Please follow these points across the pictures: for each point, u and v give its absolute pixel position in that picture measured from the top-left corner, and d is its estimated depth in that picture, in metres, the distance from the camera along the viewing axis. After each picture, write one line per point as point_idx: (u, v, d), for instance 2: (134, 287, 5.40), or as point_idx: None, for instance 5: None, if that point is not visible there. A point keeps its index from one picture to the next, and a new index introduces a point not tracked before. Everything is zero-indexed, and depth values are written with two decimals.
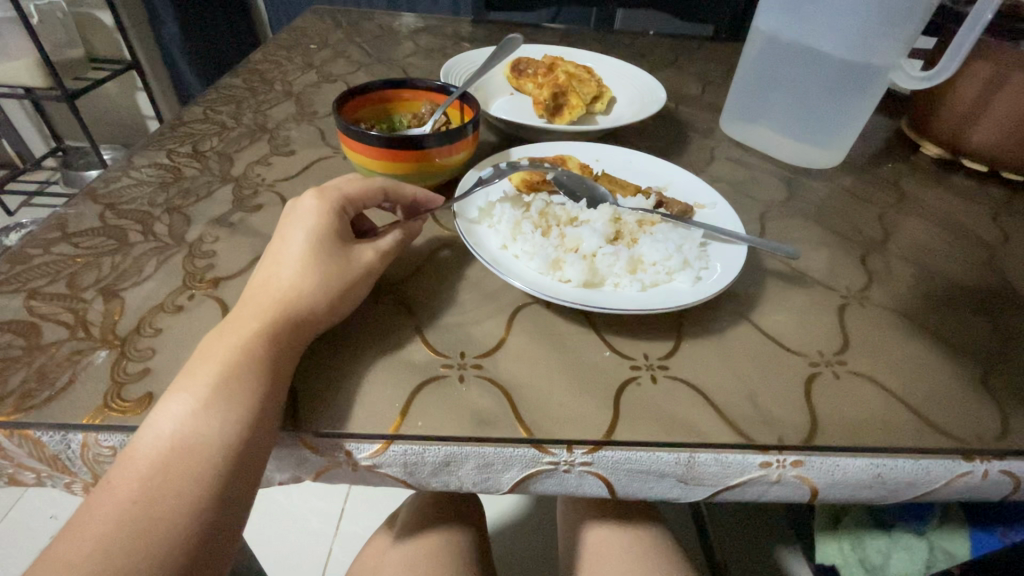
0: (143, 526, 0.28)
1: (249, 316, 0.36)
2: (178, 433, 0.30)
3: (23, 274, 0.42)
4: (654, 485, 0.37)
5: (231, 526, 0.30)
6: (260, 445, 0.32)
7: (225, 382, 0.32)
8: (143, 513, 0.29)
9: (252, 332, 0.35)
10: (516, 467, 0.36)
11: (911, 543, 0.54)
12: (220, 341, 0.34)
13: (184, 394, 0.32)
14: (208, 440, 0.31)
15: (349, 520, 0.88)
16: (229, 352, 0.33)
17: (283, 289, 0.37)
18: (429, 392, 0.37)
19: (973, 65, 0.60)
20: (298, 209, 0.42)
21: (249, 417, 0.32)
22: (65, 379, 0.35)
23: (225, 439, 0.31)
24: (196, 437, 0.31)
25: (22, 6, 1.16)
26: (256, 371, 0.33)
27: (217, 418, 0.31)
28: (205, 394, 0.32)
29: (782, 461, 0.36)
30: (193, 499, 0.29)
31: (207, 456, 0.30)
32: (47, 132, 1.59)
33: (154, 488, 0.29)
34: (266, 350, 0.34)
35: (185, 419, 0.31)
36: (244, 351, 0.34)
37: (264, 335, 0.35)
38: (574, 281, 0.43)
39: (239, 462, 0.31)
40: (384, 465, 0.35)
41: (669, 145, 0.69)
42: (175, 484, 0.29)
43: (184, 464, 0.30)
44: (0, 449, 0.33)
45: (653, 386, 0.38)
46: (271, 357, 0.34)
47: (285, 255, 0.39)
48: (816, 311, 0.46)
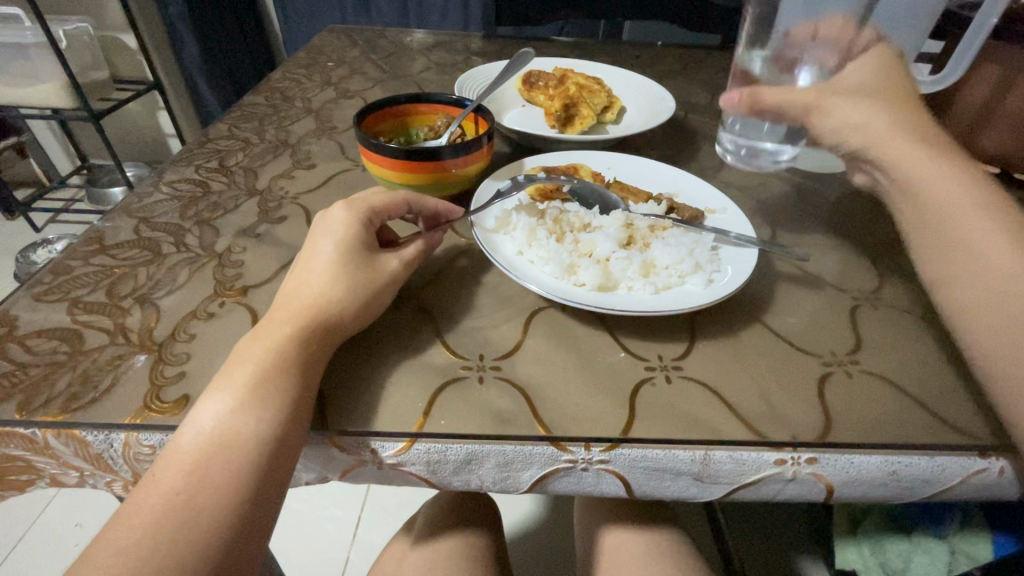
0: (186, 517, 0.30)
1: (282, 321, 0.38)
2: (218, 429, 0.32)
3: (67, 284, 0.45)
4: (670, 483, 0.38)
5: (265, 520, 0.32)
6: (293, 443, 0.33)
7: (262, 378, 0.34)
8: (186, 505, 0.30)
9: (284, 334, 0.36)
10: (536, 466, 0.37)
11: (931, 547, 0.54)
12: (256, 343, 0.36)
13: (223, 392, 0.34)
14: (246, 437, 0.32)
15: (366, 527, 0.89)
16: (264, 354, 0.35)
17: (313, 294, 0.39)
18: (449, 393, 0.38)
19: (981, 68, 0.61)
20: (326, 221, 0.44)
21: (283, 415, 0.33)
22: (107, 382, 0.37)
23: (263, 436, 0.32)
24: (235, 433, 0.32)
25: (52, 33, 1.22)
26: (288, 370, 0.35)
27: (253, 417, 0.33)
28: (242, 393, 0.34)
29: (797, 459, 0.36)
30: (232, 491, 0.31)
31: (245, 452, 0.32)
32: (73, 151, 1.65)
33: (196, 481, 0.31)
34: (298, 350, 0.36)
35: (223, 416, 0.33)
36: (279, 351, 0.35)
37: (296, 336, 0.36)
38: (589, 285, 0.45)
39: (274, 457, 0.32)
40: (408, 463, 0.36)
41: (679, 152, 0.71)
42: (216, 477, 0.31)
43: (224, 458, 0.32)
44: (49, 448, 0.34)
45: (668, 386, 0.39)
46: (304, 356, 0.36)
47: (314, 263, 0.41)
48: (828, 313, 0.47)
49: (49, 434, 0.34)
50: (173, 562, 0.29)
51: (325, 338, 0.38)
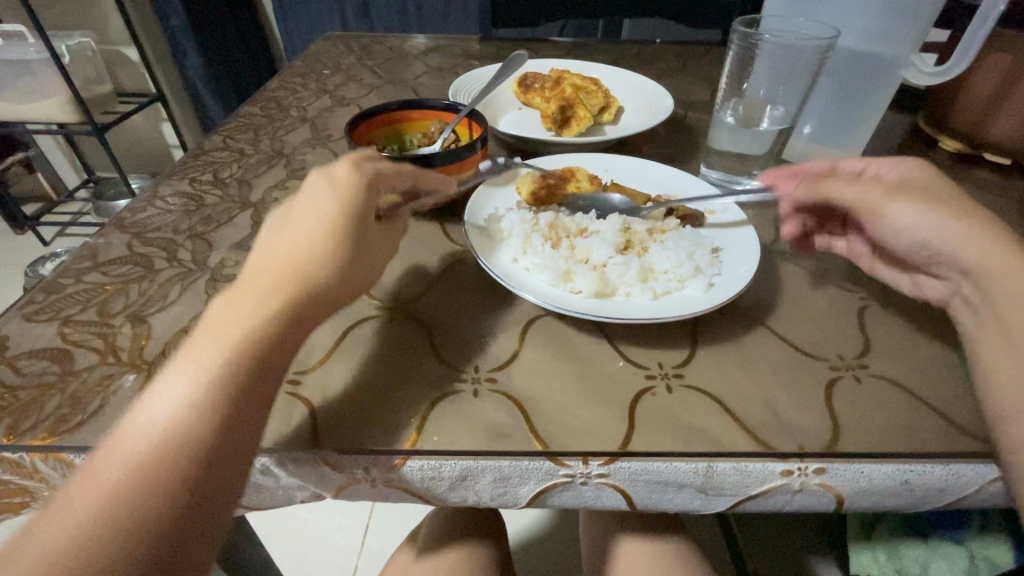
0: (128, 503, 0.28)
1: (251, 296, 0.34)
2: (166, 421, 0.30)
3: (58, 303, 0.44)
4: (673, 495, 0.37)
5: (211, 522, 0.30)
6: (245, 440, 0.31)
7: (219, 368, 0.31)
8: (131, 489, 0.28)
9: (248, 314, 0.33)
10: (533, 481, 0.36)
11: (950, 552, 0.52)
12: (215, 325, 0.33)
13: (177, 379, 0.31)
14: (201, 419, 0.30)
15: (374, 535, 0.89)
16: (236, 327, 0.33)
17: (292, 264, 0.35)
18: (443, 407, 0.37)
19: (990, 57, 0.59)
20: (318, 180, 0.39)
21: (235, 409, 0.31)
22: (96, 404, 0.36)
23: (214, 431, 0.30)
24: (181, 427, 0.30)
25: (55, 49, 1.23)
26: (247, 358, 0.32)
27: (214, 395, 0.31)
28: (206, 371, 0.31)
29: (804, 469, 0.35)
30: (175, 490, 0.29)
31: (192, 448, 0.30)
32: (79, 164, 1.66)
33: (145, 465, 0.29)
34: (263, 334, 0.33)
35: (182, 395, 0.31)
36: (239, 335, 0.33)
37: (260, 317, 0.33)
38: (586, 292, 0.44)
39: (223, 455, 0.30)
40: (403, 481, 0.35)
41: (679, 152, 0.70)
42: (156, 475, 0.29)
43: (170, 453, 0.29)
44: (38, 472, 0.34)
45: (669, 395, 0.38)
46: (267, 342, 0.33)
47: (296, 228, 0.37)
48: (835, 315, 0.46)
49: (37, 458, 0.33)
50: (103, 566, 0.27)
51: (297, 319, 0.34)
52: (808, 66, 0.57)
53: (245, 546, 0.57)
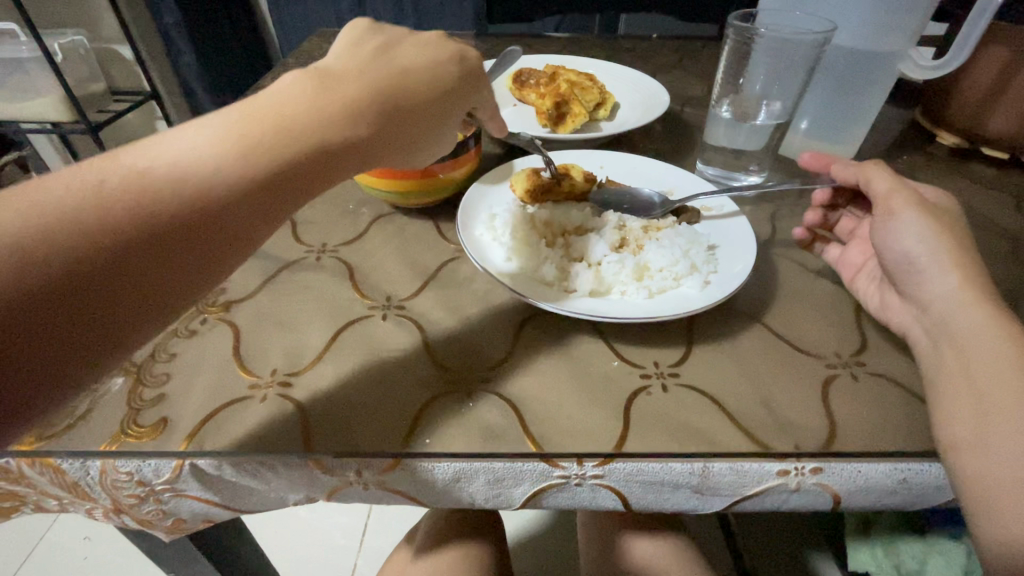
0: (133, 209, 0.26)
1: (289, 108, 0.31)
2: (165, 160, 0.28)
3: None
4: (669, 495, 0.37)
5: (179, 300, 0.27)
6: (207, 251, 0.28)
7: (225, 158, 0.28)
8: (138, 202, 0.26)
9: (274, 123, 0.30)
10: (528, 481, 0.36)
11: (948, 548, 0.52)
12: (238, 120, 0.30)
13: (192, 133, 0.29)
14: (228, 178, 0.28)
15: (373, 533, 0.88)
16: (302, 103, 0.31)
17: (337, 101, 0.32)
18: (437, 409, 0.36)
19: (988, 50, 0.59)
20: (406, 51, 0.37)
21: (211, 209, 0.28)
22: (83, 408, 0.36)
23: (177, 216, 0.27)
24: (153, 195, 0.27)
25: (47, 47, 1.22)
26: (257, 168, 0.29)
27: (254, 160, 0.29)
28: (257, 133, 0.30)
29: (801, 469, 0.35)
30: (103, 260, 0.25)
31: (146, 221, 0.26)
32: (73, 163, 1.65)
33: (163, 184, 0.27)
34: (281, 156, 0.30)
35: (223, 142, 0.29)
36: (261, 140, 0.30)
37: (286, 134, 0.30)
38: (580, 290, 0.43)
39: (173, 253, 0.27)
40: (398, 482, 0.35)
41: (675, 148, 0.69)
42: (89, 229, 0.25)
43: (187, 188, 0.27)
44: (25, 478, 0.34)
45: (664, 395, 0.38)
46: (285, 167, 0.30)
47: (353, 74, 0.34)
48: (832, 313, 0.45)
49: (24, 463, 0.33)
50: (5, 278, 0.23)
51: (315, 165, 0.31)
52: (804, 62, 0.57)
53: (240, 547, 0.56)
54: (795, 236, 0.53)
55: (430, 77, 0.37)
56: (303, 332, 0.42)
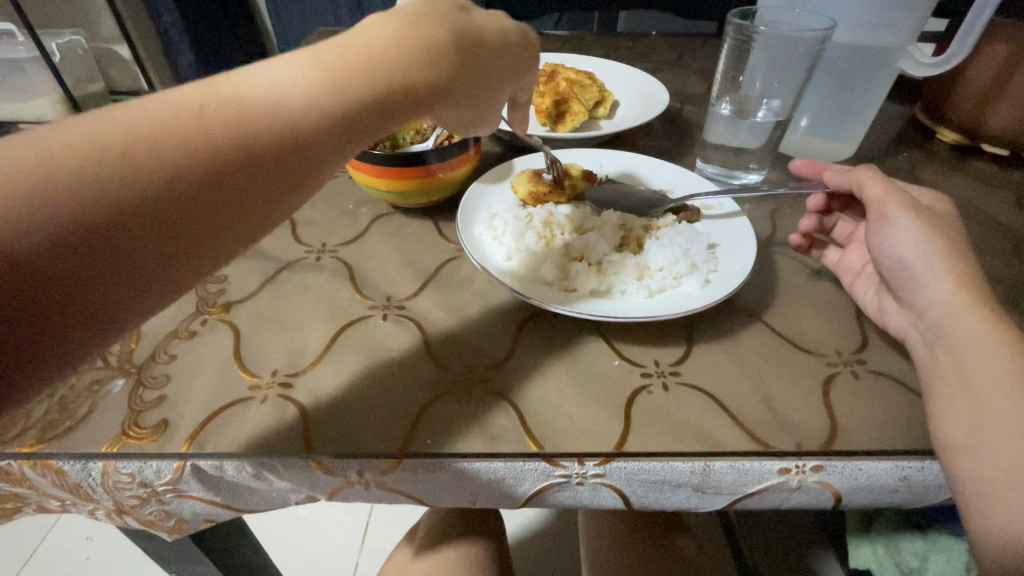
0: (201, 149, 0.23)
1: (371, 45, 0.28)
2: (243, 93, 0.25)
3: None
4: (670, 494, 0.37)
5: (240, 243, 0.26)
6: (280, 188, 0.26)
7: (308, 90, 0.26)
8: (204, 140, 0.23)
9: (359, 58, 0.27)
10: (529, 481, 0.35)
11: (949, 545, 0.52)
12: (318, 53, 0.27)
13: (275, 61, 0.26)
14: (302, 121, 0.26)
15: (374, 533, 0.89)
16: (376, 42, 0.28)
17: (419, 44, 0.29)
18: (437, 409, 0.36)
19: (989, 47, 0.59)
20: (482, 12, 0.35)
21: (291, 147, 0.25)
22: (84, 409, 0.36)
23: (257, 152, 0.25)
24: (237, 123, 0.24)
25: (46, 48, 1.22)
26: (333, 107, 0.26)
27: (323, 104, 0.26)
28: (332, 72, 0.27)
29: (802, 467, 0.35)
30: (183, 189, 0.23)
31: (229, 152, 0.24)
32: None
33: (235, 124, 0.24)
34: (362, 93, 0.27)
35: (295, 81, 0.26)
36: (343, 73, 0.27)
37: (372, 71, 0.28)
38: (581, 289, 0.43)
39: (254, 187, 0.25)
40: (400, 482, 0.35)
41: (675, 146, 0.69)
42: (173, 156, 0.23)
43: (260, 132, 0.25)
44: (27, 479, 0.34)
45: (664, 394, 0.38)
46: (365, 99, 0.27)
47: (428, 20, 0.31)
48: (832, 311, 0.45)
49: (25, 464, 0.33)
50: (90, 196, 0.21)
51: (389, 109, 0.28)
52: (803, 59, 0.57)
53: (241, 547, 0.57)
54: (794, 242, 0.52)
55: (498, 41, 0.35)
56: (304, 332, 0.42)
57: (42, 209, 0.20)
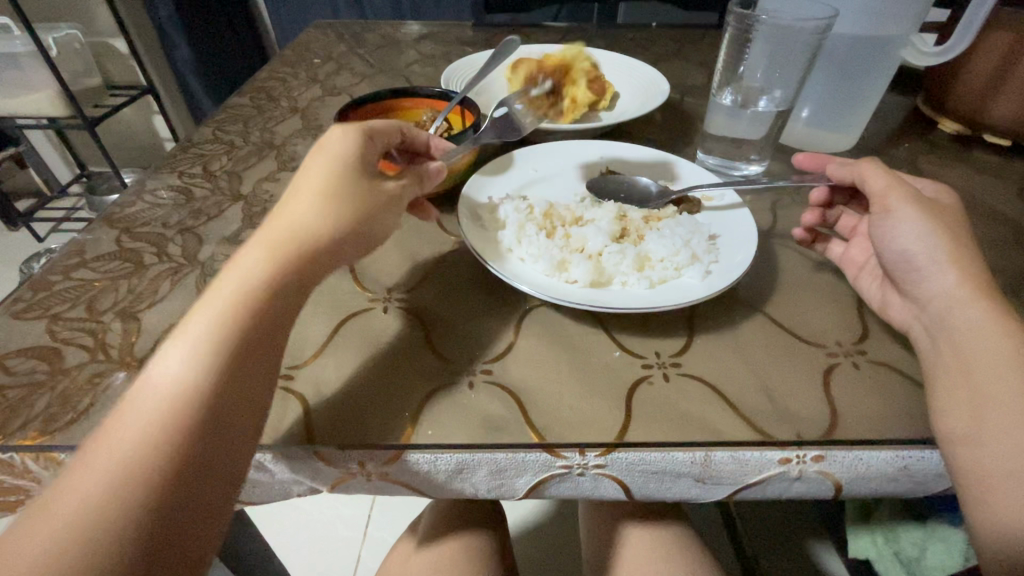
0: (178, 403, 0.29)
1: (270, 241, 0.35)
2: (172, 381, 0.29)
3: (46, 300, 0.44)
4: (671, 484, 0.37)
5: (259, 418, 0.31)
6: (265, 383, 0.32)
7: (224, 319, 0.32)
8: (181, 396, 0.29)
9: (265, 259, 0.34)
10: (530, 472, 0.36)
11: (948, 535, 0.52)
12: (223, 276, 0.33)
13: (174, 347, 0.31)
14: (237, 329, 0.32)
15: (376, 525, 0.89)
16: (273, 242, 0.35)
17: (315, 206, 0.37)
18: (439, 400, 0.37)
19: (989, 36, 0.58)
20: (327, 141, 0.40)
21: (253, 343, 0.32)
22: (86, 402, 0.36)
23: (231, 383, 0.30)
24: (194, 383, 0.29)
25: (42, 41, 1.21)
26: (256, 301, 0.33)
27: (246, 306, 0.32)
28: (238, 292, 0.33)
29: (802, 457, 0.35)
30: (194, 441, 0.28)
31: (208, 398, 0.29)
32: (71, 159, 1.64)
33: (189, 372, 0.30)
34: (287, 272, 0.34)
35: (204, 327, 0.31)
36: (259, 273, 0.33)
37: (283, 253, 0.34)
38: (581, 281, 0.43)
39: (243, 402, 0.31)
40: (401, 473, 0.35)
41: (676, 138, 0.69)
42: (167, 430, 0.28)
43: (212, 363, 0.30)
44: (28, 473, 0.33)
45: (665, 384, 0.38)
46: (275, 286, 0.34)
47: (309, 181, 0.38)
48: (834, 302, 0.45)
49: (27, 457, 0.33)
50: (144, 475, 0.27)
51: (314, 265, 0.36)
52: (805, 49, 0.56)
53: (243, 540, 0.57)
54: (797, 237, 0.51)
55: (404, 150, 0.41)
56: (305, 325, 0.42)
57: (118, 508, 0.26)
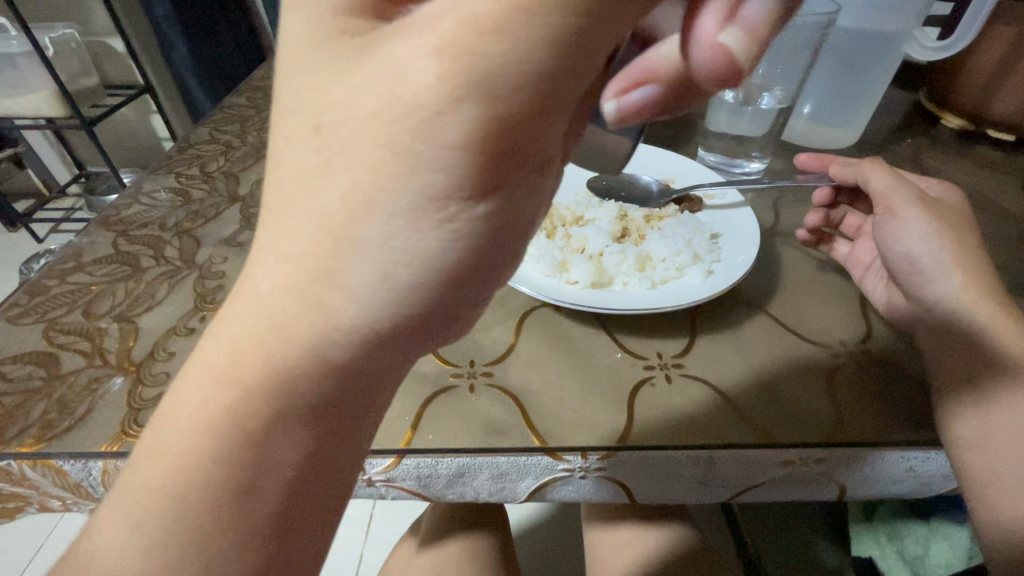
0: (186, 518, 0.24)
1: (262, 334, 0.23)
2: (164, 483, 0.24)
3: (43, 305, 0.43)
4: (675, 488, 0.36)
5: (309, 512, 0.26)
6: (317, 487, 0.26)
7: (214, 443, 0.24)
8: (187, 511, 0.24)
9: (263, 363, 0.23)
10: (531, 476, 0.35)
11: (952, 533, 0.52)
12: (204, 368, 0.25)
13: (165, 436, 0.25)
14: (236, 432, 0.24)
15: (377, 524, 0.89)
16: (266, 303, 0.23)
17: (327, 260, 0.22)
18: (439, 403, 0.36)
19: (994, 30, 0.58)
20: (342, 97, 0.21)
21: (278, 468, 0.25)
22: (83, 408, 0.35)
23: (253, 493, 0.25)
24: (204, 506, 0.24)
25: (37, 41, 1.20)
26: (255, 396, 0.24)
27: (242, 403, 0.24)
28: (228, 376, 0.24)
29: (807, 460, 0.34)
30: (230, 559, 0.25)
31: (227, 531, 0.24)
32: (69, 159, 1.63)
33: (188, 480, 0.24)
34: (301, 376, 0.24)
35: (194, 420, 0.24)
36: (256, 390, 0.24)
37: (287, 361, 0.23)
38: (582, 282, 0.42)
39: (291, 515, 0.26)
40: (399, 479, 0.35)
41: (676, 135, 0.68)
42: (186, 549, 0.24)
43: (214, 472, 0.24)
44: (25, 480, 0.33)
45: (668, 386, 0.38)
46: (281, 373, 0.23)
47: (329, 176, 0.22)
48: (838, 301, 0.45)
49: (24, 464, 0.32)
50: None
51: (357, 366, 0.24)
52: (807, 44, 0.56)
53: None
54: (800, 237, 0.51)
55: (511, 105, 0.19)
56: None
57: None
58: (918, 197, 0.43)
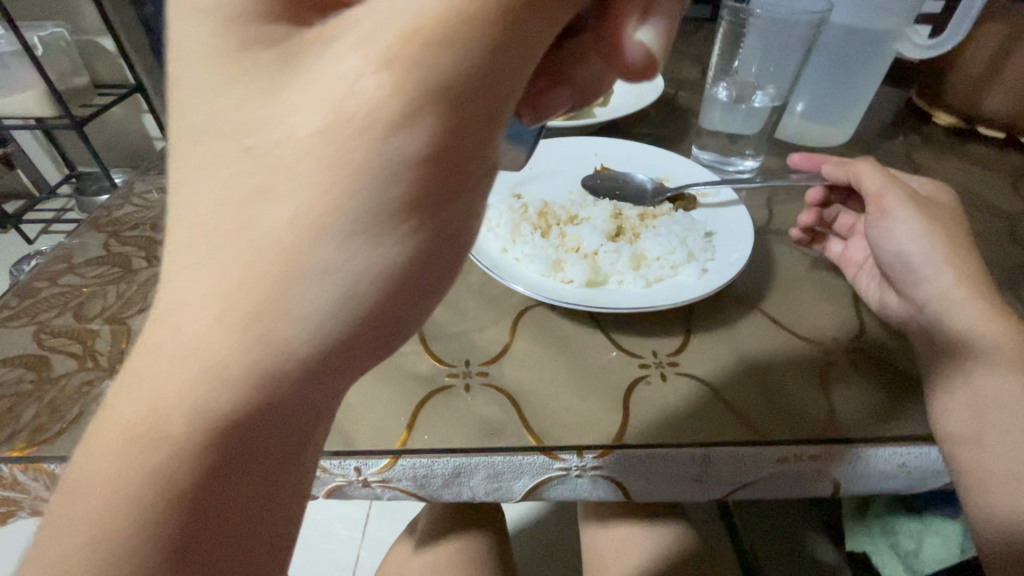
0: None
1: (186, 375, 0.20)
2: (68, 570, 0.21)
3: (33, 307, 0.43)
4: (671, 486, 0.36)
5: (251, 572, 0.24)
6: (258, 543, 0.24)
7: (133, 513, 0.21)
8: None
9: (188, 412, 0.21)
10: (527, 475, 0.34)
11: (945, 528, 0.52)
12: (113, 430, 0.21)
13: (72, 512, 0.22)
14: (158, 496, 0.21)
15: (374, 525, 0.88)
16: (187, 342, 0.20)
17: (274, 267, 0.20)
18: (433, 404, 0.36)
19: (984, 29, 0.58)
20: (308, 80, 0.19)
21: (214, 529, 0.22)
22: (75, 411, 0.35)
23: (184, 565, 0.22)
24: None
25: (26, 40, 1.19)
26: (179, 454, 0.21)
27: (161, 464, 0.21)
28: (141, 434, 0.21)
29: (800, 456, 0.34)
30: None
31: None
32: (60, 160, 1.61)
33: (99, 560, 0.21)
34: (233, 421, 0.21)
35: (105, 487, 0.21)
36: (180, 443, 0.21)
37: (216, 406, 0.21)
38: (577, 281, 0.42)
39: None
40: (394, 480, 0.34)
41: (671, 133, 0.68)
42: None
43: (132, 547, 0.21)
44: (18, 484, 0.32)
45: (663, 384, 0.38)
46: (208, 423, 0.21)
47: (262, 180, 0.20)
48: (831, 297, 0.45)
49: (15, 469, 0.32)
50: None
51: (295, 402, 0.22)
52: (799, 42, 0.56)
53: None
54: (794, 236, 0.51)
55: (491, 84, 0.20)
56: None
57: None
58: (908, 195, 0.44)
